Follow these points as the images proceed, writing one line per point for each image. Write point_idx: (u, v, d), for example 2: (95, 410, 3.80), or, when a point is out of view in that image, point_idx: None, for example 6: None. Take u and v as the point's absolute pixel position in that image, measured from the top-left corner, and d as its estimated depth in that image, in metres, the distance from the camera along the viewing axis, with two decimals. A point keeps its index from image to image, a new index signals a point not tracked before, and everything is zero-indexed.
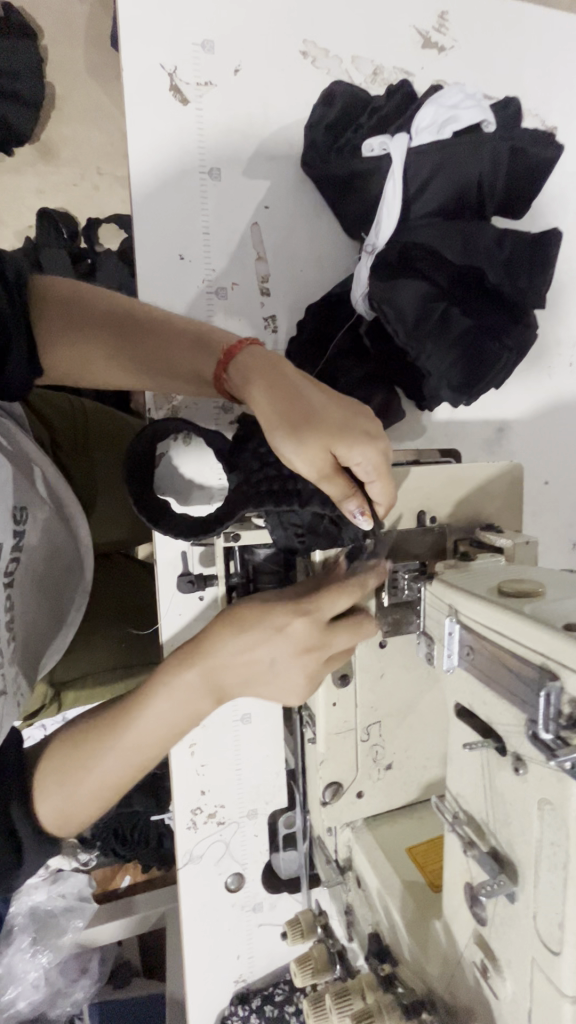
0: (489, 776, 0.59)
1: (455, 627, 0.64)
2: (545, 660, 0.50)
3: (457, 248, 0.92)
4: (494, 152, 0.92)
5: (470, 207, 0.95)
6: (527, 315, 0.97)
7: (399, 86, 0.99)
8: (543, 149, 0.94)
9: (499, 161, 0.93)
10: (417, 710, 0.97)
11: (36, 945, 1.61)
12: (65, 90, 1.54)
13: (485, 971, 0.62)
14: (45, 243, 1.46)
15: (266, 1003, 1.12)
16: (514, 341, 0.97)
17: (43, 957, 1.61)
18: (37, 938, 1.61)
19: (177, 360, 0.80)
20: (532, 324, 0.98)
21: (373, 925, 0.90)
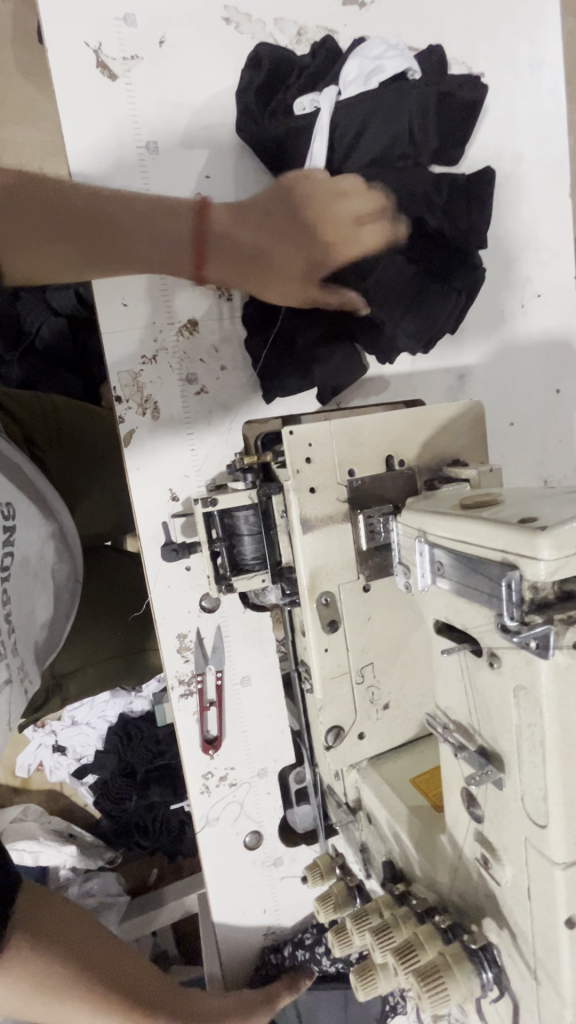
0: (469, 677, 0.63)
1: (425, 545, 0.68)
2: (505, 554, 0.54)
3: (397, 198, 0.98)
4: (420, 96, 0.96)
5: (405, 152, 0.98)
6: (471, 255, 1.04)
7: (323, 45, 1.02)
8: (470, 91, 1.02)
9: (427, 108, 0.97)
10: (408, 648, 1.00)
11: None
12: None
13: (486, 862, 0.66)
14: None
15: (297, 947, 1.19)
16: (462, 281, 1.04)
17: None
18: None
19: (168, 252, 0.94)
20: (477, 263, 1.04)
21: (387, 854, 0.94)
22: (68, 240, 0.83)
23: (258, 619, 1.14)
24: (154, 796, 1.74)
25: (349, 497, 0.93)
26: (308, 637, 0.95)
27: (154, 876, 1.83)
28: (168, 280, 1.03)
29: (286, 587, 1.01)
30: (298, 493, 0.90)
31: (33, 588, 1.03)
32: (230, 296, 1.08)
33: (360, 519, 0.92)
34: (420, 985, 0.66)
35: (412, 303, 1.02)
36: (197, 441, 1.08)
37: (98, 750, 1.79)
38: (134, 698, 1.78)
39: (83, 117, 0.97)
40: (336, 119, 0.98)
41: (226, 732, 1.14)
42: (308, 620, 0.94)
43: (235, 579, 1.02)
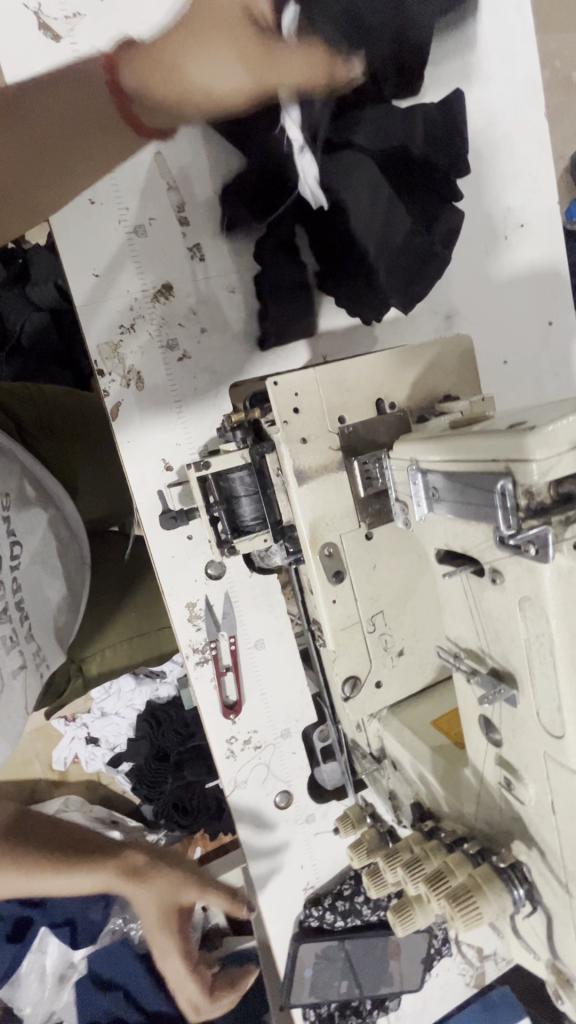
0: (474, 598, 0.61)
1: (418, 475, 0.66)
2: (497, 462, 0.52)
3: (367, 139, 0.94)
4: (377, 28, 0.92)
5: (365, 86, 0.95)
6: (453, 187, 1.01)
7: None
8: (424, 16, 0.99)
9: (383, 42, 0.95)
10: (417, 595, 0.99)
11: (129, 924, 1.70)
12: None
13: (509, 784, 0.66)
14: None
15: (337, 898, 1.19)
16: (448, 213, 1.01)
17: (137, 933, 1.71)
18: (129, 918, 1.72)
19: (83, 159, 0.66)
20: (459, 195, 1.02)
21: (414, 796, 0.94)
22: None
23: (266, 582, 1.14)
24: (189, 775, 1.75)
25: (342, 445, 0.91)
26: (315, 590, 0.95)
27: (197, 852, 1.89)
28: (137, 245, 1.01)
29: (289, 546, 1.02)
30: (288, 445, 0.89)
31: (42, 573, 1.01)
32: (203, 257, 1.05)
33: (356, 466, 0.91)
34: (452, 906, 0.64)
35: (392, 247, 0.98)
36: (185, 408, 1.07)
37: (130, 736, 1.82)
38: (159, 683, 1.81)
39: None
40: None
41: (245, 695, 1.14)
42: (313, 572, 0.93)
43: (237, 542, 1.02)
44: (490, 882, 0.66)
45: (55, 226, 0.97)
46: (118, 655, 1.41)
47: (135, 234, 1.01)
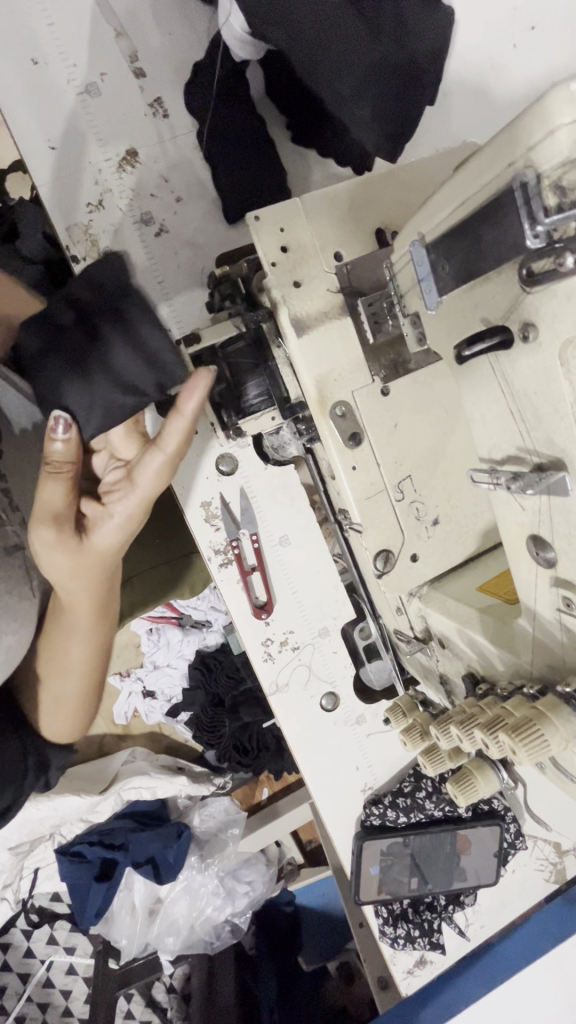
0: (506, 380, 0.52)
1: (425, 255, 0.56)
2: (513, 163, 0.44)
3: None
4: None
5: None
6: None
7: None
8: None
9: None
10: (447, 453, 0.90)
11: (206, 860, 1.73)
12: None
13: (570, 603, 0.58)
14: None
15: (398, 796, 1.14)
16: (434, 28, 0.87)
17: (214, 868, 1.73)
18: (205, 855, 1.74)
19: None
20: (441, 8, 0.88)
21: (466, 667, 0.85)
22: None
23: (282, 475, 1.06)
24: (245, 718, 1.68)
25: (342, 284, 0.81)
26: (330, 454, 0.85)
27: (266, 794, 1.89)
28: (93, 107, 0.91)
29: (300, 423, 0.93)
30: (279, 290, 0.79)
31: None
32: (166, 112, 0.94)
33: (361, 307, 0.80)
34: (514, 739, 0.57)
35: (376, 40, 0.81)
36: (169, 288, 0.97)
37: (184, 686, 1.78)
38: (206, 630, 1.76)
39: None
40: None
41: (274, 593, 1.08)
42: (326, 435, 0.84)
43: (243, 424, 0.95)
44: (553, 709, 0.59)
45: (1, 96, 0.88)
46: (150, 595, 1.34)
47: (88, 95, 0.91)
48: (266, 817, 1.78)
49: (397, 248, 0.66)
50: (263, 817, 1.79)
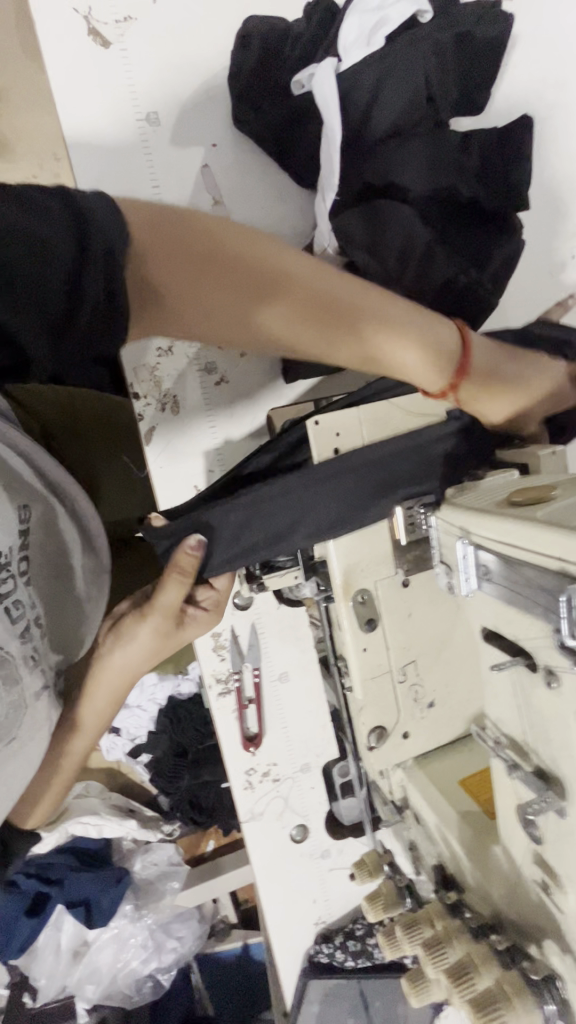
0: (524, 695, 0.56)
1: (469, 549, 0.60)
2: (563, 565, 0.47)
3: (422, 171, 0.85)
4: (434, 43, 0.81)
5: (425, 116, 0.85)
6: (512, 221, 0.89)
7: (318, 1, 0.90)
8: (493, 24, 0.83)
9: (444, 55, 0.82)
10: (453, 642, 0.94)
11: (140, 908, 1.72)
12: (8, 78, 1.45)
13: (547, 886, 0.61)
14: None
15: (349, 938, 1.18)
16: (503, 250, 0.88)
17: (148, 918, 1.73)
18: (140, 903, 1.73)
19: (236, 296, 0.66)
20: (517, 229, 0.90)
21: (436, 859, 0.89)
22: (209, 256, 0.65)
23: (292, 615, 1.11)
24: (205, 776, 1.74)
25: (388, 486, 0.79)
26: (345, 636, 0.89)
27: (210, 846, 1.89)
28: None
29: (319, 584, 0.94)
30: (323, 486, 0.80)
31: (53, 594, 0.90)
32: None
33: (399, 513, 0.80)
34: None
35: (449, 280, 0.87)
36: (220, 430, 1.04)
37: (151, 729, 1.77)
38: (181, 680, 1.75)
39: (77, 96, 0.91)
40: (344, 92, 0.85)
41: (265, 724, 1.12)
42: (344, 618, 0.87)
43: (267, 577, 0.98)
44: None
45: None
46: None
47: None
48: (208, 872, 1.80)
49: (446, 501, 0.68)
50: (205, 871, 1.81)
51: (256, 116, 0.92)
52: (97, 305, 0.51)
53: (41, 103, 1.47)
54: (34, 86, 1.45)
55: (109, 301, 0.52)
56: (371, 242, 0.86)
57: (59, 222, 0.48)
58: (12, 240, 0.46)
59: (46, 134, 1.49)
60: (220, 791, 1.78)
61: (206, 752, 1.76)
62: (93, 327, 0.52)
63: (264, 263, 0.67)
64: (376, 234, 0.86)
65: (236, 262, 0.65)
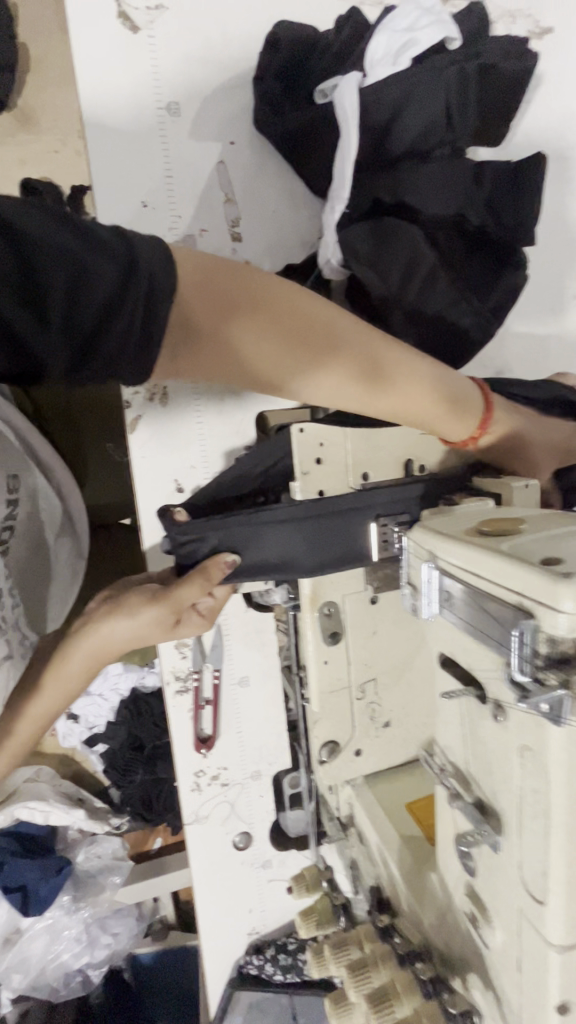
0: (472, 725, 0.56)
1: (434, 573, 0.60)
2: (520, 600, 0.46)
3: (433, 195, 0.85)
4: (460, 72, 0.82)
5: (442, 145, 0.87)
6: (515, 253, 0.89)
7: (350, 16, 0.91)
8: (518, 61, 0.85)
9: (468, 85, 0.84)
10: (415, 665, 0.94)
11: (78, 900, 1.68)
12: (40, 50, 1.44)
13: (476, 920, 0.61)
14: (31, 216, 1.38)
15: (280, 952, 1.16)
16: (503, 284, 0.89)
17: (85, 911, 1.69)
18: (78, 895, 1.68)
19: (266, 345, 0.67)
20: (521, 263, 0.90)
21: (375, 879, 0.89)
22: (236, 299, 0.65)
23: (260, 620, 1.10)
24: (158, 772, 1.73)
25: (365, 502, 0.79)
26: (308, 647, 0.89)
27: (157, 844, 1.87)
28: None
29: (289, 590, 0.95)
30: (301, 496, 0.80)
31: (30, 561, 0.97)
32: None
33: (372, 530, 0.80)
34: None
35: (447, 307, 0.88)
36: (206, 428, 1.03)
37: (109, 721, 1.73)
38: (145, 671, 1.73)
39: (100, 77, 0.90)
40: (366, 106, 0.84)
41: (220, 727, 1.11)
42: (308, 629, 0.87)
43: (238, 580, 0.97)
44: None
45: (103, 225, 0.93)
46: None
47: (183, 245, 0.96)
48: (153, 869, 1.78)
49: (419, 522, 0.68)
50: (150, 868, 1.78)
51: (277, 121, 0.93)
52: (127, 339, 0.52)
53: (69, 79, 1.47)
54: (64, 61, 1.45)
55: (141, 335, 0.53)
56: (376, 256, 0.86)
57: (108, 256, 0.50)
58: (60, 262, 0.47)
59: (71, 110, 1.48)
60: (171, 787, 1.76)
61: (161, 748, 1.74)
62: (116, 356, 0.53)
63: (282, 303, 0.67)
64: (382, 251, 0.85)
65: (251, 299, 0.65)
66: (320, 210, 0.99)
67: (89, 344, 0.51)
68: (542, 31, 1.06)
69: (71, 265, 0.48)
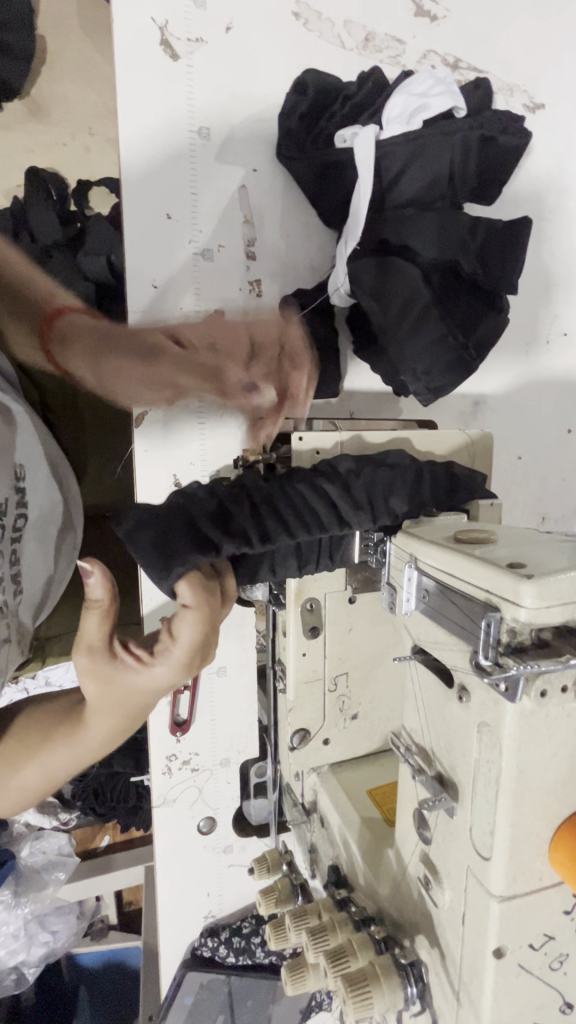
0: (440, 708, 0.64)
1: (414, 572, 0.68)
2: (488, 596, 0.55)
3: (433, 240, 0.95)
4: (464, 140, 0.93)
5: (443, 198, 0.96)
6: (499, 299, 1.00)
7: (371, 73, 1.02)
8: (512, 138, 0.97)
9: (469, 151, 0.94)
10: (384, 662, 1.02)
11: (19, 895, 1.69)
12: None
13: (427, 883, 0.68)
14: (35, 205, 1.52)
15: (234, 934, 1.20)
16: (487, 325, 1.00)
17: (25, 907, 1.69)
18: (19, 890, 1.70)
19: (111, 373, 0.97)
20: (503, 308, 1.01)
21: (333, 859, 0.96)
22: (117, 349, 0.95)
23: (241, 612, 1.16)
24: (116, 764, 1.73)
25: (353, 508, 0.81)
26: (288, 638, 0.97)
27: (105, 841, 1.91)
28: (202, 269, 1.03)
29: (272, 586, 1.03)
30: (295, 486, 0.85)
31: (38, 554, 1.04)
32: (260, 293, 1.08)
33: (354, 538, 0.83)
34: (347, 990, 0.70)
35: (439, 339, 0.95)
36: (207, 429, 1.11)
37: None
38: None
39: (138, 96, 0.97)
40: (380, 158, 0.96)
41: (195, 711, 1.16)
42: (291, 622, 0.95)
43: None
44: (386, 973, 0.71)
45: (127, 230, 0.99)
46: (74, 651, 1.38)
47: (201, 258, 1.03)
48: (96, 868, 1.80)
49: (400, 528, 0.76)
50: (93, 866, 1.81)
51: (298, 157, 1.02)
52: None
53: None
54: None
55: None
56: (378, 288, 0.96)
57: None
58: None
59: (84, 106, 1.68)
60: (127, 780, 1.77)
61: (122, 741, 1.75)
62: None
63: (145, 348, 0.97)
64: (385, 284, 0.96)
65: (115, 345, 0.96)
66: (329, 241, 1.10)
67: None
68: (534, 106, 1.19)
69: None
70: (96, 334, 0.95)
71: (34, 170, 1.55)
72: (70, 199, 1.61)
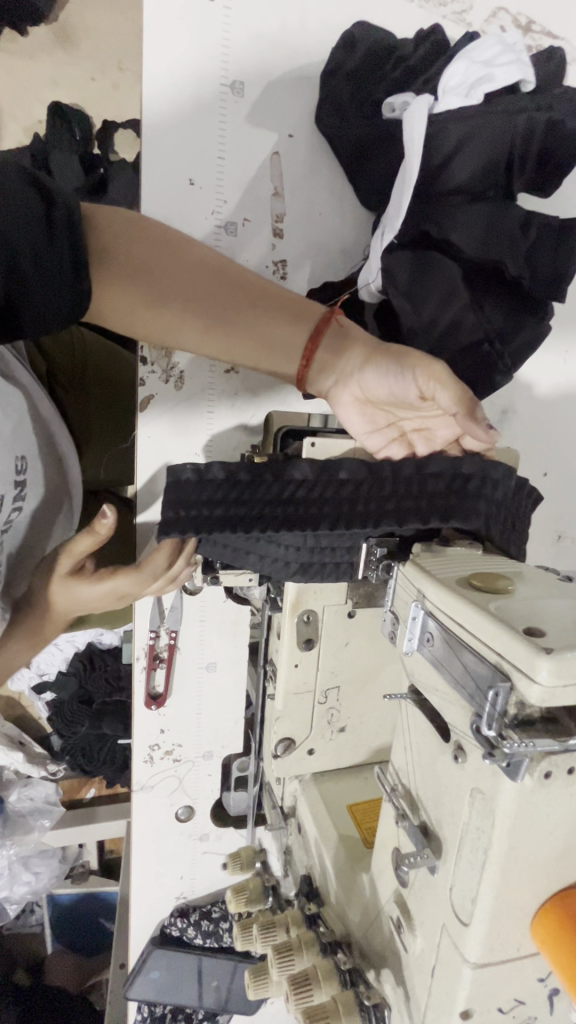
0: (433, 762, 0.61)
1: (420, 611, 0.63)
2: (499, 661, 0.50)
3: (478, 234, 0.86)
4: (528, 122, 0.83)
5: (495, 188, 0.88)
6: (543, 306, 0.91)
7: (429, 34, 0.91)
8: None
9: (532, 136, 0.85)
10: (377, 680, 0.97)
11: (5, 838, 1.71)
12: None
13: (399, 925, 0.67)
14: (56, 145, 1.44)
15: (204, 917, 1.23)
16: (526, 334, 0.91)
17: (10, 850, 1.72)
18: (6, 833, 1.71)
19: (179, 306, 0.82)
20: (547, 317, 0.91)
21: (307, 868, 0.96)
22: (214, 276, 0.83)
23: (235, 612, 1.14)
24: (105, 729, 1.75)
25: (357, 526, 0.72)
26: (282, 648, 0.91)
27: (91, 792, 1.91)
28: (223, 244, 0.95)
29: (270, 589, 0.97)
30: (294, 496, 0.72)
31: (26, 536, 1.04)
32: (284, 274, 0.99)
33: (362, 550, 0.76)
34: None
35: (471, 347, 0.89)
36: (215, 421, 1.07)
37: (61, 670, 1.76)
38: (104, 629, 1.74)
39: (166, 37, 0.86)
40: (431, 133, 0.85)
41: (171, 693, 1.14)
42: (285, 633, 0.89)
43: (223, 574, 0.98)
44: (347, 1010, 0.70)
45: (145, 193, 0.90)
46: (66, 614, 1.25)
47: (224, 231, 0.94)
48: (83, 818, 1.82)
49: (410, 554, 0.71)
50: (80, 817, 1.83)
51: (339, 125, 0.92)
52: (61, 271, 0.67)
53: None
54: None
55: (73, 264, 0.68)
56: (411, 288, 0.88)
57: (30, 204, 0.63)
58: (26, 218, 0.62)
59: (114, 36, 1.55)
60: (116, 744, 1.78)
61: (112, 707, 1.76)
62: (51, 272, 0.66)
63: (202, 265, 0.83)
64: (419, 283, 0.88)
65: (185, 269, 0.82)
66: (363, 224, 1.00)
67: (16, 296, 0.64)
68: None
69: (40, 230, 0.64)
70: (136, 252, 0.78)
71: (57, 106, 1.46)
72: (95, 140, 1.50)
